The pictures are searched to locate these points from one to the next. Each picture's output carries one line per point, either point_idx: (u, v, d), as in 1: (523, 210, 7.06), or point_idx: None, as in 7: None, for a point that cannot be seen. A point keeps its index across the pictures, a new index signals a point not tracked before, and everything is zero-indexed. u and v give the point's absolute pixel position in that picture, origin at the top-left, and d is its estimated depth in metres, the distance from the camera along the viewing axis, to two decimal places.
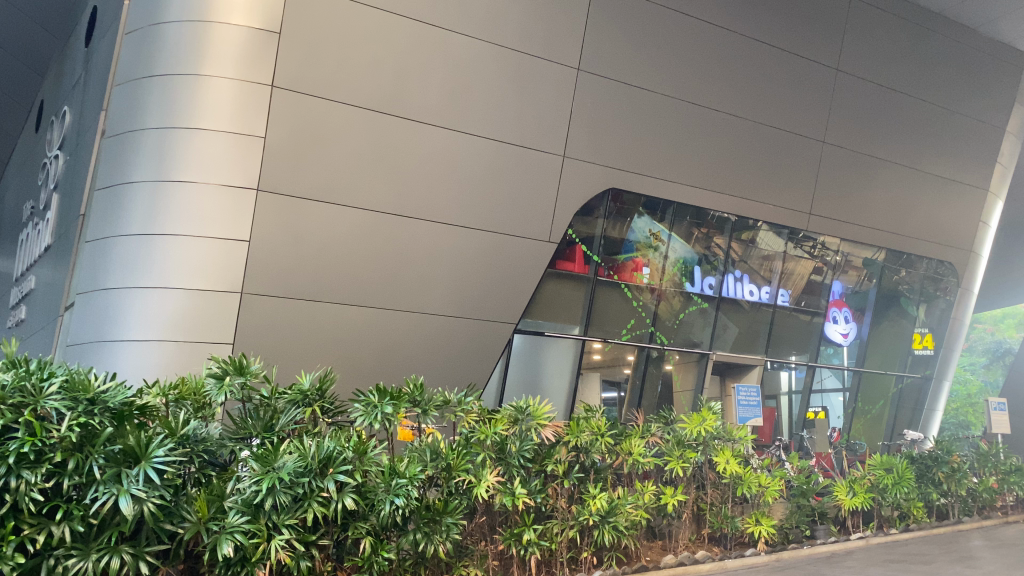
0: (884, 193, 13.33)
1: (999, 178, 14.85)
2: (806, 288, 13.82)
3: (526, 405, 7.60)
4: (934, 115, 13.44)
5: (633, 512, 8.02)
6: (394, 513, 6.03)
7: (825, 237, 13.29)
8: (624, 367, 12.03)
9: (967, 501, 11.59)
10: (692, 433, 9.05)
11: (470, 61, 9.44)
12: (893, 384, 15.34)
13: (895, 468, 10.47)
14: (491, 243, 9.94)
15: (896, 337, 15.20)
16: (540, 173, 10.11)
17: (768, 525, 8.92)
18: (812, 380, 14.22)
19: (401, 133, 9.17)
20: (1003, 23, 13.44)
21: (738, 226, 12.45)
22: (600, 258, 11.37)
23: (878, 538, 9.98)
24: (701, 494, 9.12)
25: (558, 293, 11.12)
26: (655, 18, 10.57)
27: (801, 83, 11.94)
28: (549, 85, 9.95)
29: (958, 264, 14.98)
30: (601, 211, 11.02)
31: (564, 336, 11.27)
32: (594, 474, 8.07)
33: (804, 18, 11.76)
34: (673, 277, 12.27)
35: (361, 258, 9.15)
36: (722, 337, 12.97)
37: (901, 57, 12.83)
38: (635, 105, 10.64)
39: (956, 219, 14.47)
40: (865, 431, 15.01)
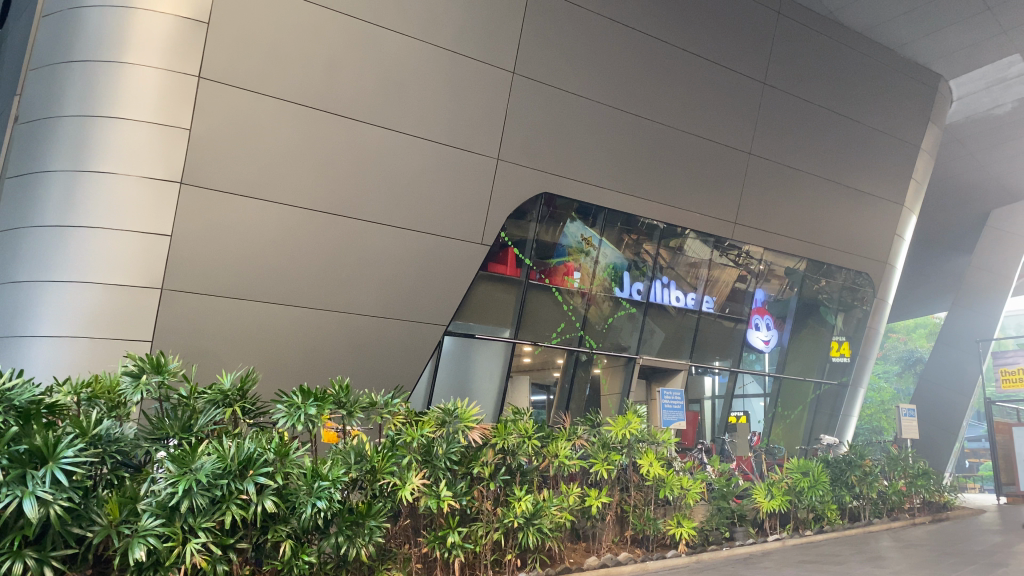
0: (805, 205, 13.79)
1: (913, 194, 15.51)
2: (730, 295, 14.15)
3: (454, 408, 7.62)
4: (854, 131, 13.95)
5: (557, 514, 8.04)
6: (315, 515, 5.93)
7: (750, 246, 13.63)
8: (553, 370, 12.10)
9: (878, 503, 12.04)
10: (617, 436, 9.20)
11: (406, 61, 9.37)
12: (811, 390, 15.79)
13: (811, 472, 10.86)
14: (421, 244, 9.87)
15: (815, 344, 15.70)
16: (474, 175, 10.11)
17: (688, 527, 9.08)
18: (735, 385, 14.53)
19: (333, 130, 9.05)
20: (920, 45, 14.03)
21: (667, 234, 12.68)
22: (532, 261, 11.43)
23: (794, 539, 10.26)
24: (625, 496, 9.21)
25: (490, 296, 11.09)
26: (591, 25, 10.69)
27: (731, 95, 12.25)
28: (483, 87, 9.95)
29: (874, 275, 15.56)
30: (534, 214, 11.08)
31: (495, 339, 11.27)
32: (520, 477, 8.10)
33: (734, 32, 12.06)
34: (603, 282, 12.43)
35: (288, 255, 8.99)
36: (649, 342, 13.16)
37: (825, 74, 13.27)
38: (570, 111, 10.74)
39: (873, 232, 15.04)
40: (784, 435, 15.41)
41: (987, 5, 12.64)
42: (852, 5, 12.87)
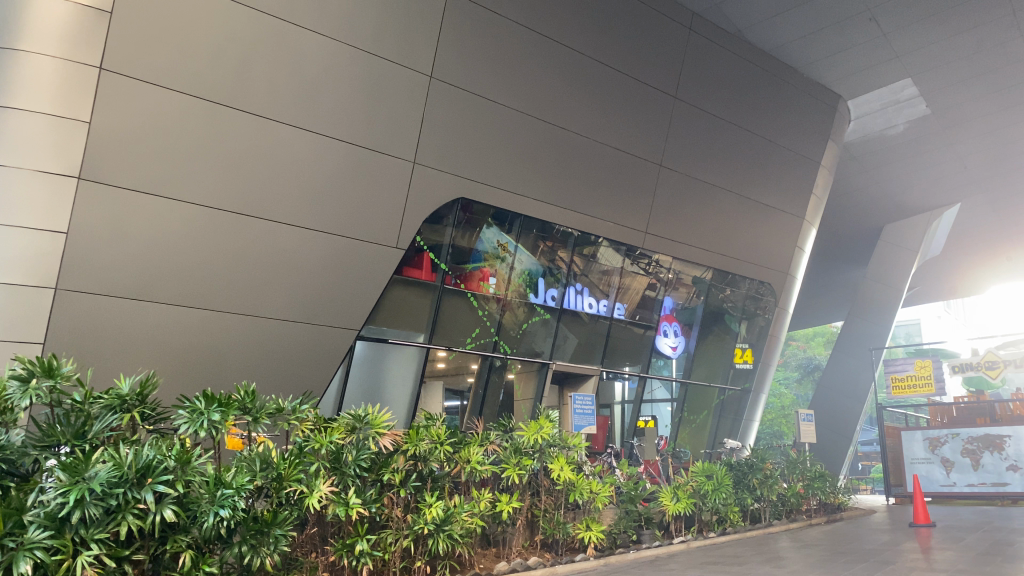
0: (711, 216, 14.26)
1: (813, 208, 16.21)
2: (640, 302, 14.45)
3: (364, 414, 7.52)
4: (759, 146, 14.48)
5: (468, 520, 7.99)
6: (218, 524, 5.75)
7: (660, 254, 13.97)
8: (467, 376, 12.08)
9: (778, 505, 12.51)
10: (529, 441, 9.22)
11: (322, 60, 9.23)
12: (716, 396, 16.17)
13: (715, 475, 11.23)
14: (334, 246, 9.71)
15: (720, 351, 16.14)
16: (390, 178, 10.03)
17: (598, 530, 9.21)
18: (644, 390, 14.81)
19: (245, 128, 8.82)
20: (822, 66, 14.67)
21: (581, 242, 12.86)
22: (447, 266, 11.40)
23: (698, 541, 10.52)
24: (535, 501, 9.27)
25: (404, 300, 11.00)
26: (509, 33, 10.74)
27: (644, 107, 12.54)
28: (399, 90, 9.87)
29: (776, 285, 16.18)
30: (450, 219, 11.06)
31: (409, 344, 11.16)
32: (431, 483, 8.05)
33: (647, 46, 12.34)
34: (518, 288, 12.51)
35: (193, 256, 8.70)
36: (562, 347, 13.31)
37: (732, 90, 13.73)
38: (486, 118, 10.78)
39: (775, 243, 15.66)
40: (689, 440, 15.73)
41: (882, 31, 13.34)
42: (760, 26, 13.36)
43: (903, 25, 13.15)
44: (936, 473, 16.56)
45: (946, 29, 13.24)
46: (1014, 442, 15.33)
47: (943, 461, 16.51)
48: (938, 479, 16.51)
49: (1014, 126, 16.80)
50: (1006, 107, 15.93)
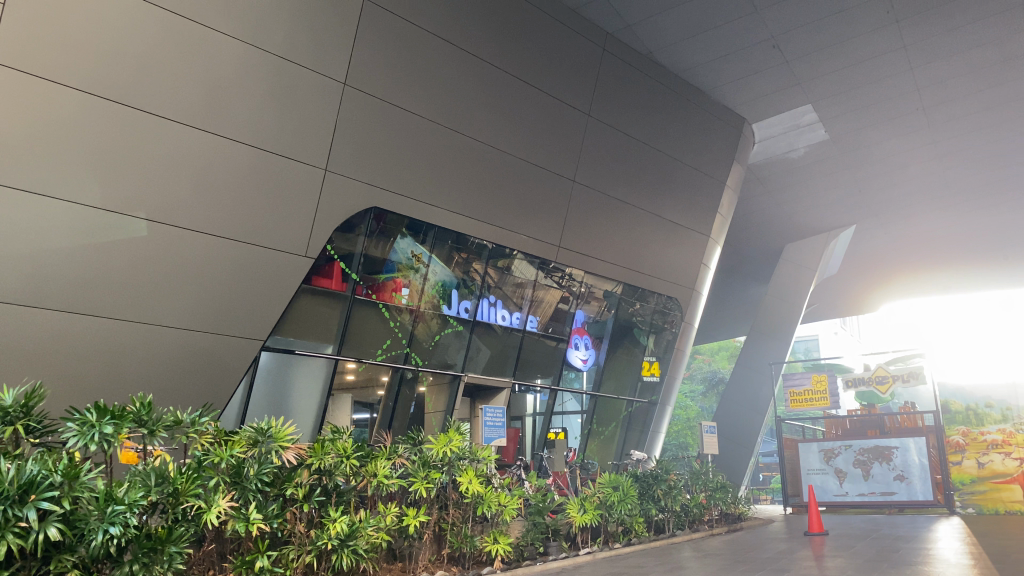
0: (621, 232, 14.60)
1: (718, 226, 16.77)
2: (553, 315, 14.57)
3: (268, 427, 7.32)
4: (668, 165, 14.89)
5: (374, 534, 7.84)
6: (107, 543, 5.51)
7: (572, 268, 14.16)
8: (377, 389, 11.94)
9: (681, 515, 12.82)
10: (438, 454, 9.13)
11: (232, 63, 9.01)
12: (624, 408, 16.39)
13: (620, 486, 11.46)
14: (240, 254, 9.47)
15: (629, 364, 16.39)
16: (301, 185, 9.86)
17: (505, 543, 9.17)
18: (555, 402, 14.92)
19: (147, 130, 8.51)
20: (729, 89, 15.18)
21: (495, 253, 12.90)
22: (358, 276, 11.24)
23: (603, 552, 10.63)
24: (443, 514, 9.17)
25: (313, 310, 10.74)
26: (425, 44, 10.71)
27: (557, 123, 12.72)
28: (311, 97, 9.72)
29: (682, 300, 16.66)
30: (362, 228, 10.89)
31: (317, 355, 10.92)
32: (336, 497, 7.90)
33: (562, 63, 12.52)
34: (431, 299, 12.44)
35: (88, 261, 8.33)
36: (474, 359, 13.29)
37: (642, 110, 14.09)
38: (401, 127, 10.72)
39: (681, 260, 16.12)
40: (598, 451, 15.87)
41: (785, 58, 13.91)
42: (670, 49, 13.73)
43: (805, 54, 13.74)
44: (830, 483, 17.23)
45: (843, 59, 13.90)
46: (901, 453, 16.27)
47: (836, 472, 17.21)
48: (831, 489, 17.19)
49: (903, 154, 17.78)
50: (897, 135, 16.83)
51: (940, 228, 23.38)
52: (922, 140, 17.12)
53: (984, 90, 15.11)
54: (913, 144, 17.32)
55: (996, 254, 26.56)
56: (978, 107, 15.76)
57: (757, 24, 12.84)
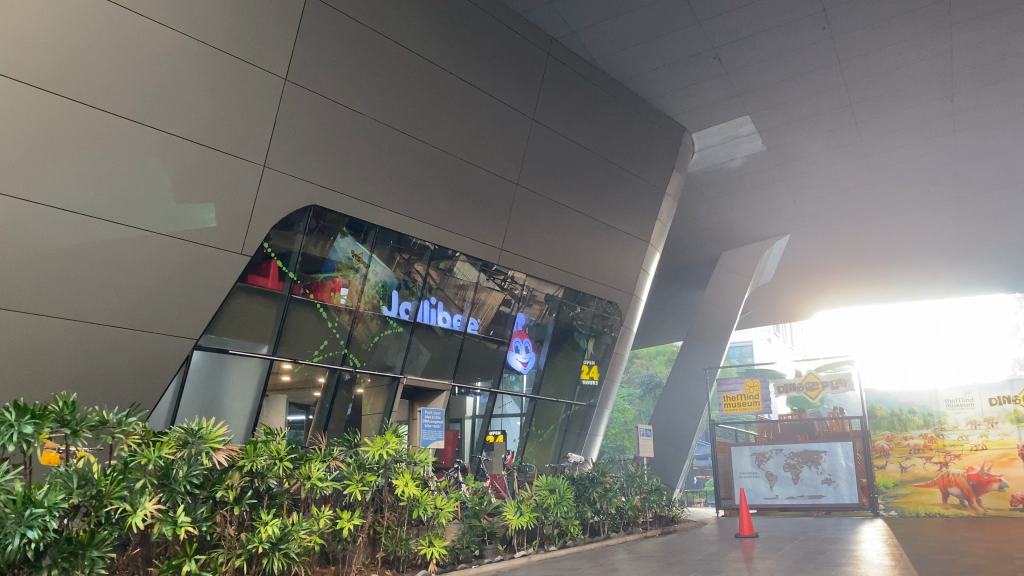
0: (562, 237, 14.71)
1: (657, 233, 17.04)
2: (494, 317, 14.56)
3: (198, 428, 7.18)
4: (609, 171, 15.06)
5: (306, 538, 7.71)
6: (24, 547, 5.31)
7: (514, 271, 14.19)
8: (313, 390, 11.77)
9: (616, 517, 12.97)
10: (374, 456, 9.03)
11: (170, 55, 8.79)
12: (562, 411, 16.48)
13: (557, 489, 11.57)
14: (174, 250, 9.23)
15: (569, 367, 16.48)
16: (239, 181, 9.68)
17: (440, 546, 9.10)
18: (494, 405, 14.91)
19: (79, 121, 8.24)
20: (670, 99, 15.43)
21: (436, 255, 12.85)
22: (296, 275, 11.06)
23: (538, 555, 10.65)
24: (378, 517, 9.06)
25: (248, 309, 10.50)
26: (369, 42, 10.62)
27: (501, 126, 12.75)
28: (251, 91, 9.55)
29: (621, 305, 16.85)
30: (301, 226, 10.72)
31: (251, 355, 10.69)
32: (268, 500, 7.75)
33: (507, 67, 12.55)
34: (371, 299, 12.32)
35: (11, 254, 8.01)
36: (414, 361, 13.21)
37: (585, 117, 14.24)
38: (342, 126, 10.61)
39: (621, 265, 16.33)
40: (536, 454, 15.93)
41: (725, 69, 14.20)
42: (614, 56, 13.88)
43: (744, 66, 14.05)
44: (761, 486, 17.61)
45: (781, 73, 14.25)
46: (829, 457, 16.72)
47: (767, 475, 17.60)
48: (762, 492, 17.58)
49: (836, 167, 18.32)
50: (831, 148, 17.34)
51: (869, 240, 24.16)
52: (854, 154, 17.68)
53: (913, 108, 15.67)
54: (846, 158, 17.86)
55: (922, 266, 27.56)
56: (907, 124, 16.34)
57: (699, 36, 13.08)
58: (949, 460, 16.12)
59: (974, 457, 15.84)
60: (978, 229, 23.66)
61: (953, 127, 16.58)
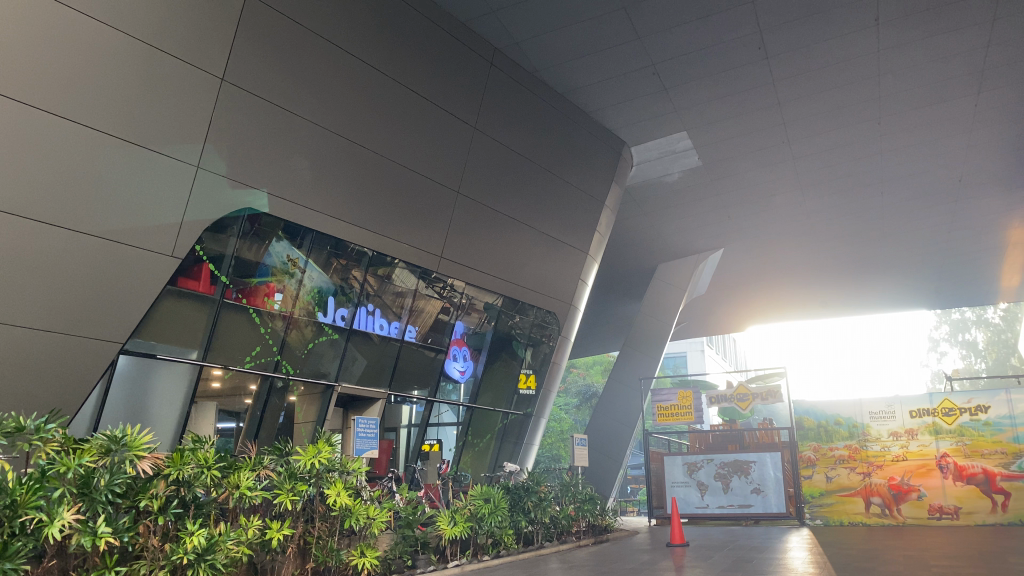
0: (502, 246, 14.76)
1: (596, 244, 17.23)
2: (433, 325, 14.48)
3: (122, 435, 6.97)
4: (550, 182, 15.19)
5: (234, 548, 7.51)
6: None
7: (453, 279, 14.15)
8: (244, 397, 11.51)
9: (550, 527, 13.01)
10: (305, 465, 8.85)
11: (103, 50, 8.53)
12: (499, 420, 16.47)
13: (492, 498, 11.62)
14: (101, 251, 8.92)
15: (506, 376, 16.48)
16: (172, 181, 9.43)
17: (372, 556, 8.97)
18: (430, 414, 14.79)
19: (5, 114, 7.91)
20: (611, 112, 15.64)
21: (375, 261, 12.70)
22: (228, 278, 10.78)
23: (471, 564, 10.61)
24: (309, 527, 8.88)
25: (178, 313, 10.15)
26: (309, 44, 10.48)
27: (443, 135, 12.75)
28: (185, 90, 9.31)
29: (559, 314, 16.97)
30: (235, 229, 10.47)
31: (179, 360, 10.39)
32: (194, 510, 7.54)
33: (450, 75, 12.56)
34: (306, 305, 12.12)
35: None
36: (349, 369, 13.05)
37: (527, 127, 14.32)
38: (279, 129, 10.46)
39: (559, 275, 16.45)
40: (471, 464, 15.86)
41: (663, 86, 14.47)
42: (556, 68, 14.00)
43: (682, 83, 14.34)
44: (692, 495, 17.87)
45: (718, 90, 14.58)
46: (759, 467, 17.14)
47: (698, 485, 17.87)
48: (693, 501, 17.82)
49: (769, 183, 18.81)
50: (764, 165, 17.81)
51: (799, 255, 24.86)
52: (786, 171, 18.17)
53: (843, 128, 16.20)
54: (778, 175, 18.35)
55: (849, 282, 28.46)
56: (837, 144, 16.89)
57: (639, 51, 13.30)
58: (872, 470, 16.60)
59: (895, 467, 16.38)
60: (901, 248, 24.57)
61: (880, 148, 17.18)
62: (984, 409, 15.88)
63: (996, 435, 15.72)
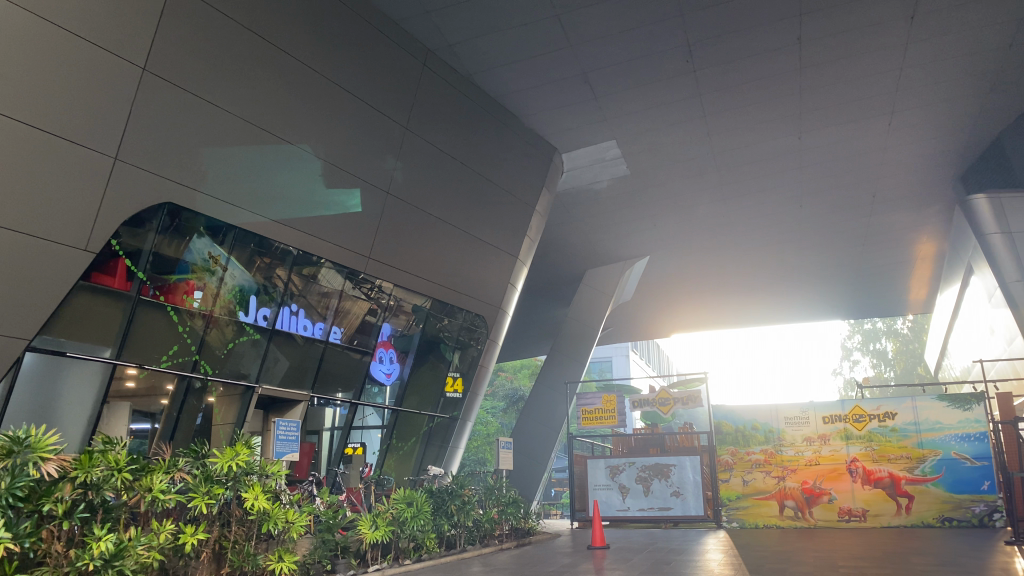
0: (431, 249, 14.70)
1: (525, 249, 17.31)
2: (359, 327, 14.32)
3: (25, 435, 6.68)
4: (480, 185, 15.21)
5: (144, 554, 7.27)
6: None
7: (381, 280, 14.03)
8: (160, 398, 11.16)
9: (473, 530, 13.01)
10: (222, 468, 8.62)
11: (17, 35, 8.16)
12: (425, 423, 16.38)
13: (415, 502, 11.54)
14: (9, 243, 8.53)
15: (433, 379, 16.42)
16: (264, 169, 11.20)
17: (290, 561, 8.76)
18: (354, 416, 14.63)
19: None
20: (542, 117, 15.76)
21: (300, 260, 12.49)
22: (146, 275, 10.45)
23: (392, 569, 10.49)
24: (225, 531, 8.64)
25: (91, 310, 9.76)
26: (235, 36, 10.23)
27: (373, 134, 12.65)
28: (104, 78, 8.97)
29: (487, 317, 16.98)
30: (154, 223, 10.15)
31: (92, 359, 9.98)
32: (102, 514, 7.26)
33: (382, 74, 12.44)
34: (227, 304, 11.83)
35: None
36: (270, 370, 12.81)
37: (459, 129, 14.31)
38: (202, 122, 10.18)
39: (488, 279, 16.47)
40: (395, 467, 15.75)
41: (594, 94, 14.67)
42: (488, 72, 14.03)
43: (611, 92, 14.55)
44: (614, 498, 18.15)
45: (647, 101, 14.85)
46: (678, 470, 17.55)
47: (620, 488, 18.16)
48: (615, 504, 18.10)
49: (695, 192, 19.22)
50: (690, 175, 18.20)
51: (722, 264, 25.50)
52: (711, 182, 18.62)
53: (765, 142, 16.70)
54: (703, 185, 18.79)
55: (770, 291, 29.31)
56: (760, 157, 17.39)
57: (570, 59, 13.45)
58: (786, 474, 17.11)
59: (808, 471, 16.92)
60: (818, 259, 25.44)
61: (800, 162, 17.77)
62: (891, 415, 16.55)
63: (902, 441, 16.40)
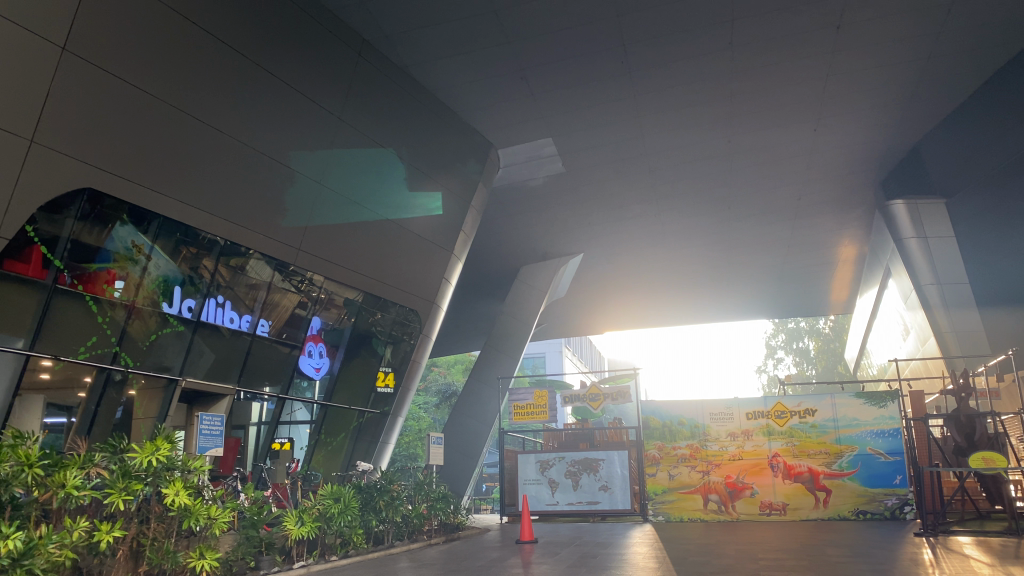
0: (364, 243, 14.55)
1: (460, 244, 17.27)
2: (289, 320, 14.08)
3: None
4: (414, 179, 15.13)
5: (56, 552, 7.00)
6: None
7: (313, 273, 13.83)
8: (78, 391, 10.75)
9: (401, 526, 12.94)
10: (141, 463, 8.37)
11: None
12: (355, 418, 16.22)
13: (342, 498, 11.40)
14: None
15: (364, 374, 16.28)
16: (201, 158, 10.98)
17: (211, 558, 8.52)
18: (282, 411, 14.43)
19: None
20: (478, 113, 15.75)
21: (228, 251, 12.22)
22: (63, 262, 10.04)
23: (318, 565, 10.36)
24: (143, 529, 8.38)
25: (3, 298, 9.31)
26: (163, 19, 9.92)
27: (306, 124, 12.45)
28: (22, 56, 8.56)
29: (421, 312, 16.90)
30: (73, 210, 9.80)
31: (4, 350, 9.50)
32: (10, 512, 6.97)
33: (316, 63, 12.26)
34: (150, 295, 11.49)
35: None
36: (195, 362, 12.49)
37: (393, 122, 14.19)
38: (128, 106, 9.82)
39: (422, 274, 16.39)
40: (323, 463, 15.61)
41: (530, 90, 14.72)
42: (424, 65, 13.96)
43: (548, 89, 14.63)
44: (543, 492, 18.23)
45: (583, 99, 14.97)
46: (607, 464, 17.76)
47: (550, 482, 18.24)
48: (544, 499, 18.19)
49: (628, 191, 19.48)
50: (623, 174, 18.44)
51: (653, 263, 25.93)
52: (644, 181, 18.88)
53: (697, 144, 17.03)
54: (636, 184, 19.05)
55: (699, 290, 29.93)
56: (691, 158, 17.72)
57: (508, 55, 13.47)
58: (710, 468, 17.47)
59: (732, 466, 17.30)
60: (745, 260, 26.10)
61: (730, 164, 18.17)
62: (812, 412, 17.07)
63: (821, 436, 16.95)
